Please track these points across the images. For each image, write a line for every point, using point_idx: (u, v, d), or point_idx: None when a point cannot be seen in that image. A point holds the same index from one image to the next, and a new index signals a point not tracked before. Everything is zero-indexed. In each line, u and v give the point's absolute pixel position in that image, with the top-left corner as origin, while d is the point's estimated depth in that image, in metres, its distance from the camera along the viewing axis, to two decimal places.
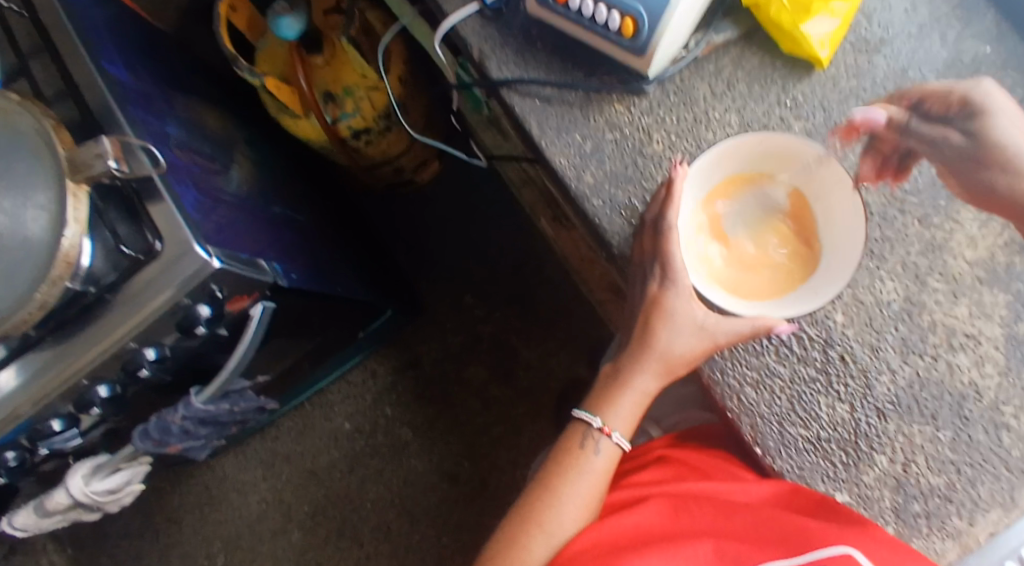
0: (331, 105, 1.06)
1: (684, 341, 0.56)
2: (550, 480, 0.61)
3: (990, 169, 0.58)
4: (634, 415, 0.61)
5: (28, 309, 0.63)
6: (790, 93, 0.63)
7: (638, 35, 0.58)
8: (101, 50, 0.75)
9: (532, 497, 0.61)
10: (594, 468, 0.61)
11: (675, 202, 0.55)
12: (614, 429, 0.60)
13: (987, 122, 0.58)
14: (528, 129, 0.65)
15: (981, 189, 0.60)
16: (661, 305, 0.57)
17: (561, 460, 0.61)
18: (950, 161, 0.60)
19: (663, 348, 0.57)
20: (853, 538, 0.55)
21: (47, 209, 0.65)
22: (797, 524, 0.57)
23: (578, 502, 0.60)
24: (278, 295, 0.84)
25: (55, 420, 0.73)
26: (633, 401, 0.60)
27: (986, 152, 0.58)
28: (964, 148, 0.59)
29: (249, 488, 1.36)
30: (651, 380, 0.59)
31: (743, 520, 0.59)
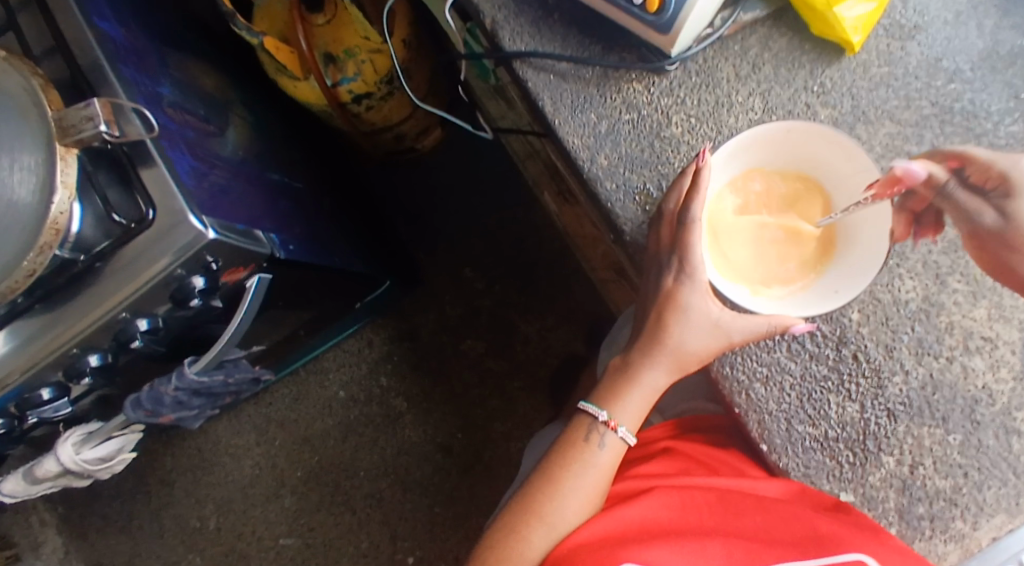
0: (331, 68, 1.02)
1: (697, 338, 0.55)
2: (552, 472, 0.59)
3: (1015, 252, 0.56)
4: (642, 411, 0.59)
5: (14, 278, 0.61)
6: (817, 78, 0.60)
7: (663, 12, 0.55)
8: (91, 4, 0.71)
9: (534, 488, 0.59)
10: (599, 462, 0.59)
11: (699, 194, 0.52)
12: (620, 424, 0.59)
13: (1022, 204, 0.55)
14: (541, 106, 0.63)
15: (997, 266, 0.57)
16: (676, 299, 0.55)
17: (565, 452, 0.60)
18: (978, 237, 0.57)
19: (677, 345, 0.56)
20: (866, 543, 0.54)
21: (34, 172, 0.61)
22: (811, 526, 0.56)
23: (581, 496, 0.59)
24: (275, 266, 0.82)
25: (44, 389, 0.71)
26: (641, 397, 0.58)
27: (1016, 236, 0.55)
28: (996, 228, 0.56)
29: (242, 453, 1.36)
30: (662, 378, 0.58)
31: (753, 519, 0.58)
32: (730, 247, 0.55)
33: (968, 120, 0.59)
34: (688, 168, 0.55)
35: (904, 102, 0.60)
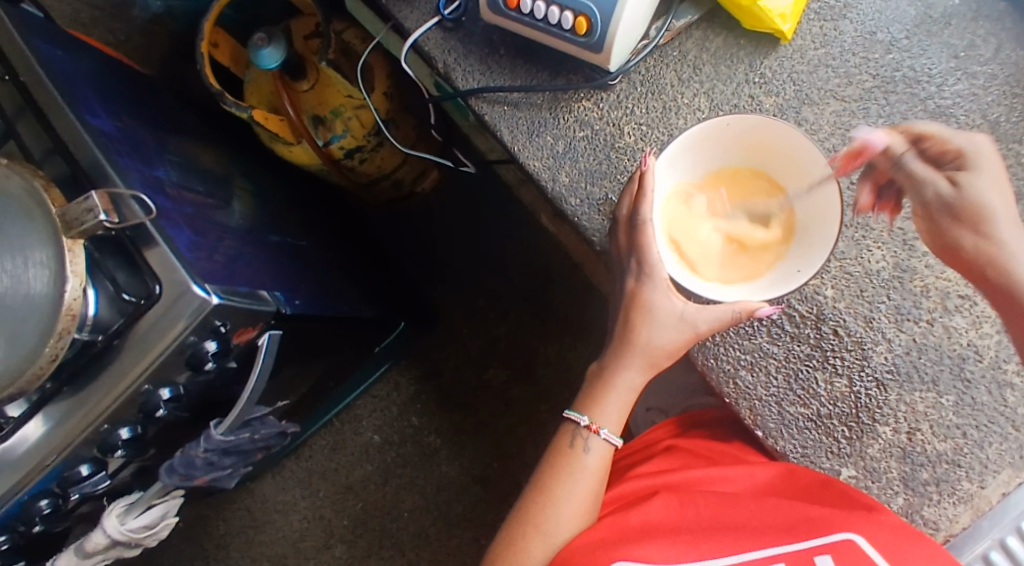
0: (321, 128, 1.08)
1: (663, 335, 0.58)
2: (544, 482, 0.62)
3: (964, 227, 0.54)
4: (622, 413, 0.62)
5: (39, 365, 0.66)
6: (757, 70, 0.63)
7: (592, 32, 0.58)
8: (85, 105, 0.77)
9: (528, 499, 0.62)
10: (587, 466, 0.62)
11: (647, 197, 0.56)
12: (601, 427, 0.62)
13: (975, 179, 0.54)
14: (500, 136, 0.66)
15: (946, 246, 0.55)
16: (639, 300, 0.58)
17: (555, 462, 0.63)
18: (929, 209, 0.55)
19: (647, 344, 0.59)
20: (858, 522, 0.55)
21: (47, 266, 0.67)
22: (802, 511, 0.58)
23: (574, 502, 0.61)
24: (283, 322, 0.86)
25: (83, 465, 0.75)
26: (619, 399, 0.61)
27: (964, 208, 0.54)
28: (949, 200, 0.54)
29: (289, 508, 1.39)
30: (637, 377, 0.60)
31: (748, 509, 0.59)
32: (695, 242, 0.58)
33: (912, 86, 0.61)
34: (636, 173, 0.58)
35: (844, 79, 0.62)
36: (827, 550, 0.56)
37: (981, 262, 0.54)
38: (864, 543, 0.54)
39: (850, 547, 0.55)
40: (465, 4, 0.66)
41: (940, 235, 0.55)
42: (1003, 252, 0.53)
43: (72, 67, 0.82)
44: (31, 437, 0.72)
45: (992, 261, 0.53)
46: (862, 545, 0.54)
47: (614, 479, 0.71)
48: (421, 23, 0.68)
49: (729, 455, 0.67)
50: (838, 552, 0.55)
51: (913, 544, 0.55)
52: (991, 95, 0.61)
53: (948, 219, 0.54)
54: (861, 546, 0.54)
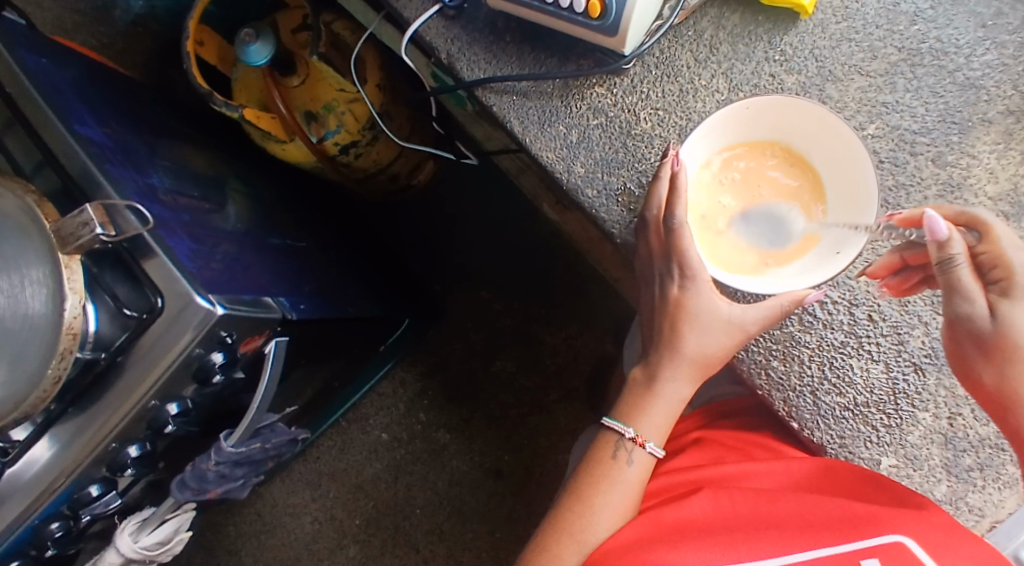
0: (314, 125, 1.04)
1: (713, 344, 0.57)
2: (581, 488, 0.61)
3: (990, 362, 0.54)
4: (667, 424, 0.61)
5: (42, 388, 0.63)
6: (777, 46, 0.60)
7: (606, 15, 0.55)
8: (73, 113, 0.74)
9: (565, 508, 0.61)
10: (628, 478, 0.61)
11: (681, 198, 0.55)
12: (647, 440, 0.60)
13: (1013, 310, 0.52)
14: (510, 128, 0.63)
15: (963, 371, 0.56)
16: (683, 307, 0.57)
17: (594, 469, 0.61)
18: (956, 331, 0.55)
19: (694, 353, 0.58)
20: (907, 523, 0.54)
21: (44, 284, 0.64)
22: (845, 509, 0.56)
23: (610, 511, 0.60)
24: (290, 328, 0.83)
25: (93, 486, 0.73)
26: (665, 408, 0.60)
27: (995, 343, 0.53)
28: (982, 331, 0.53)
29: (301, 510, 1.37)
30: (686, 387, 0.59)
31: (788, 505, 0.58)
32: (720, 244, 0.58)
33: (939, 58, 0.59)
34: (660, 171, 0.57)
35: (868, 53, 0.59)
36: (872, 552, 0.53)
37: (1004, 399, 0.54)
38: (912, 545, 0.53)
39: (898, 549, 0.53)
40: None
41: (966, 364, 0.56)
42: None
43: (56, 74, 0.78)
44: (41, 459, 0.70)
45: (1019, 400, 0.54)
46: (910, 547, 0.53)
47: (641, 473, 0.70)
48: (422, 12, 0.65)
49: (765, 450, 0.65)
50: (885, 554, 0.53)
51: (964, 546, 0.53)
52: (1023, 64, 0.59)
53: (977, 354, 0.54)
54: (909, 548, 0.53)
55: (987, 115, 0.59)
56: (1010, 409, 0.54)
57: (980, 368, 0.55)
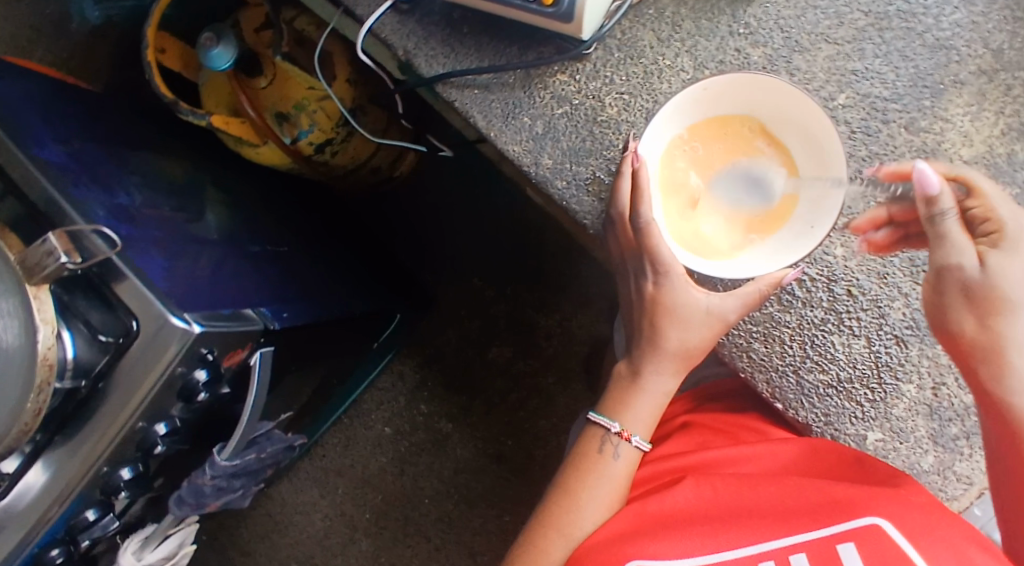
0: (286, 125, 1.01)
1: (693, 338, 0.58)
2: (568, 483, 0.61)
3: (972, 313, 0.53)
4: (652, 417, 0.61)
5: (24, 421, 0.63)
6: (741, 19, 0.59)
7: (559, 1, 0.54)
8: (33, 137, 0.72)
9: (551, 502, 0.61)
10: (614, 471, 0.61)
11: (645, 196, 0.55)
12: (633, 433, 0.61)
13: (1003, 263, 0.52)
14: (473, 123, 0.61)
15: (941, 322, 0.55)
16: (660, 304, 0.58)
17: (581, 464, 0.62)
18: (945, 280, 0.54)
19: (675, 347, 0.59)
20: (885, 505, 0.53)
21: (14, 315, 0.63)
22: (826, 493, 0.56)
23: (596, 504, 0.60)
24: (274, 338, 0.82)
25: (89, 511, 0.73)
26: (650, 402, 0.60)
27: (981, 293, 0.52)
28: (969, 281, 0.53)
29: (310, 508, 1.37)
30: (671, 380, 0.60)
31: (769, 491, 0.57)
32: (697, 231, 0.58)
33: (908, 20, 0.59)
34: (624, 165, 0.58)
35: (835, 20, 0.59)
36: (850, 537, 0.53)
37: (981, 353, 0.53)
38: (889, 528, 0.52)
39: (874, 532, 0.52)
40: None
41: (947, 313, 0.55)
42: (1005, 348, 0.53)
43: (11, 96, 0.77)
44: (35, 485, 0.69)
45: (996, 354, 0.53)
46: (887, 530, 0.52)
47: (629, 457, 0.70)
48: (374, 8, 0.63)
49: (752, 432, 0.64)
50: (861, 539, 0.53)
51: (942, 526, 0.53)
52: (991, 22, 0.59)
53: (960, 302, 0.53)
54: (886, 531, 0.52)
55: (959, 76, 0.59)
56: (985, 363, 0.53)
57: (960, 318, 0.54)
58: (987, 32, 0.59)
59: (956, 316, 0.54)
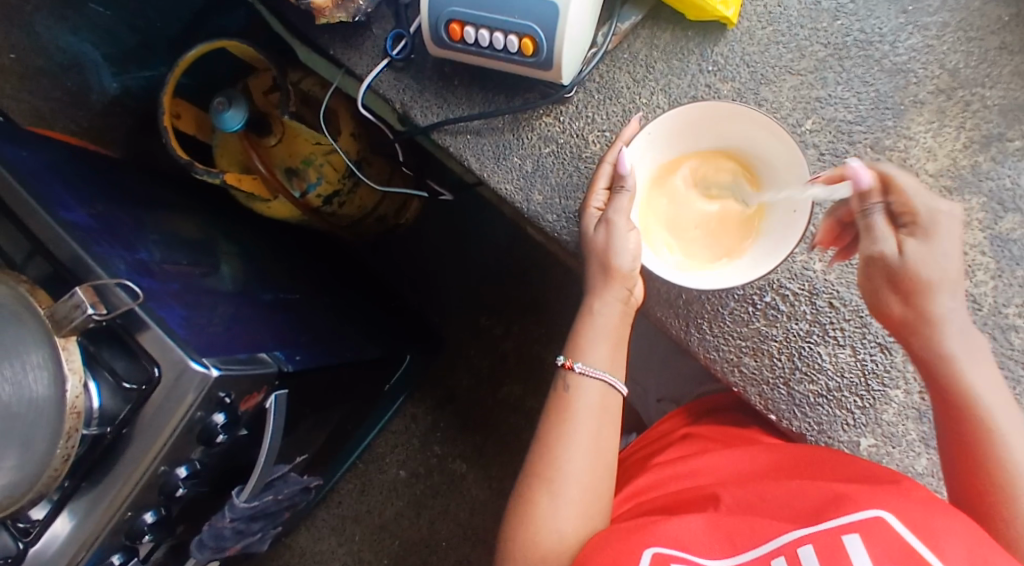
0: (296, 179, 1.07)
1: (627, 260, 0.62)
2: (525, 493, 0.64)
3: (898, 293, 0.59)
4: (595, 344, 0.65)
5: (53, 467, 0.66)
6: (710, 58, 0.66)
7: (539, 52, 0.60)
8: (58, 202, 0.77)
9: (527, 481, 0.64)
10: (578, 432, 0.64)
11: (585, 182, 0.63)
12: (575, 361, 0.65)
13: (920, 249, 0.58)
14: (468, 165, 0.68)
15: (874, 304, 0.61)
16: (594, 248, 0.63)
17: (534, 472, 0.64)
18: (873, 267, 0.60)
19: (621, 271, 0.62)
20: (887, 501, 0.56)
21: (45, 367, 0.67)
22: (829, 491, 0.58)
23: (572, 494, 0.63)
24: (287, 381, 0.85)
25: (114, 555, 0.75)
26: (594, 329, 0.65)
27: (904, 278, 0.58)
28: (891, 266, 0.58)
29: (329, 556, 1.38)
30: (620, 302, 0.64)
31: (777, 492, 0.61)
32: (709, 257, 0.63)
33: (866, 48, 0.65)
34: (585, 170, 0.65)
35: (797, 53, 0.66)
36: (854, 529, 0.54)
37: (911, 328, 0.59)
38: (892, 520, 0.54)
39: (878, 523, 0.54)
40: (411, 42, 0.68)
41: (878, 295, 0.61)
42: (930, 324, 0.58)
43: (38, 166, 0.82)
44: (60, 534, 0.71)
45: (927, 328, 0.58)
46: (890, 522, 0.54)
47: (636, 472, 0.74)
48: (372, 66, 0.69)
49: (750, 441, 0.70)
50: (867, 530, 0.54)
51: (943, 518, 0.54)
52: (947, 43, 0.65)
53: (888, 286, 0.59)
54: (889, 523, 0.54)
55: (918, 96, 0.65)
56: (916, 336, 0.59)
57: (889, 300, 0.60)
58: (941, 56, 0.65)
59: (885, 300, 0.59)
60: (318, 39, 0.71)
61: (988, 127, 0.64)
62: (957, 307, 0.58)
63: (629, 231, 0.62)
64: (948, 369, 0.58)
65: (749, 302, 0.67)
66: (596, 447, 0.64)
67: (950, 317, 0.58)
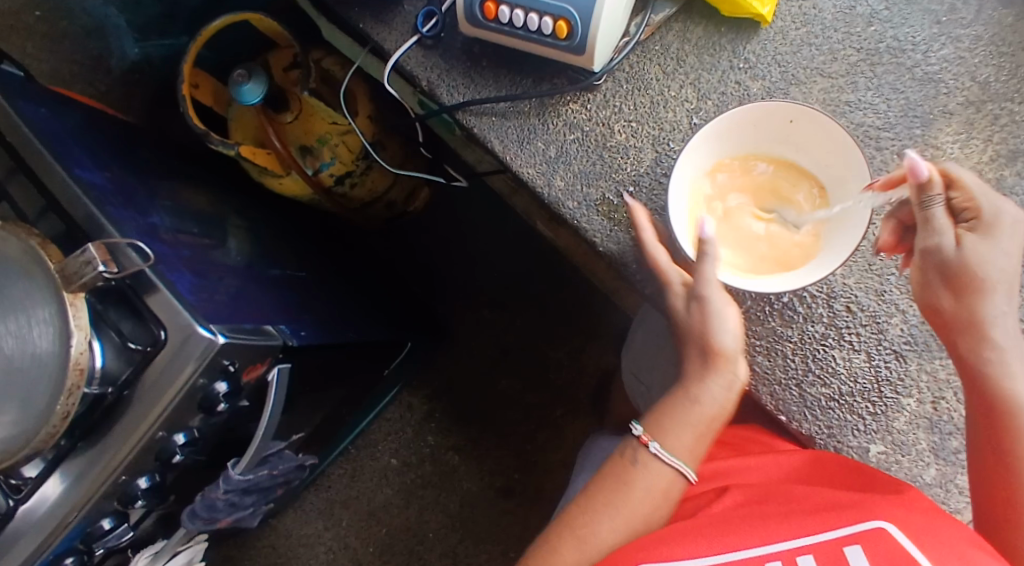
0: (310, 158, 1.07)
1: (729, 339, 0.61)
2: (551, 540, 0.63)
3: (950, 288, 0.59)
4: (682, 435, 0.63)
5: (52, 423, 0.65)
6: (741, 55, 0.67)
7: (573, 36, 0.61)
8: (75, 160, 0.77)
9: (559, 527, 0.64)
10: (629, 504, 0.63)
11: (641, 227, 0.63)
12: (652, 440, 0.64)
13: (979, 246, 0.58)
14: (491, 147, 0.68)
15: (922, 299, 0.61)
16: (689, 328, 0.62)
17: (567, 524, 0.63)
18: (926, 260, 0.60)
19: (723, 351, 0.61)
20: (890, 510, 0.56)
21: (51, 323, 0.66)
22: (834, 498, 0.59)
23: (597, 551, 0.62)
24: (292, 355, 0.85)
25: (105, 519, 0.73)
26: (683, 417, 0.63)
27: (961, 272, 0.58)
28: (947, 259, 0.59)
29: (314, 541, 1.37)
30: (720, 392, 0.62)
31: (780, 495, 0.61)
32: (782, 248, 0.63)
33: (897, 56, 0.66)
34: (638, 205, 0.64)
35: (829, 56, 0.67)
36: (855, 540, 0.55)
37: (961, 324, 0.60)
38: (895, 532, 0.54)
39: (882, 535, 0.54)
40: (441, 20, 0.68)
41: (928, 289, 0.61)
42: (979, 321, 0.59)
43: (55, 123, 0.81)
44: (51, 496, 0.70)
45: (977, 324, 0.59)
46: (893, 534, 0.54)
47: None
48: (401, 43, 0.70)
49: (758, 444, 0.70)
50: (867, 541, 0.55)
51: (945, 532, 0.55)
52: (978, 56, 0.66)
53: (940, 279, 0.59)
54: (893, 536, 0.54)
55: (947, 107, 0.66)
56: (963, 334, 0.60)
57: (939, 295, 0.60)
58: (971, 69, 0.66)
59: (937, 293, 0.60)
60: (348, 13, 0.71)
61: (1015, 140, 0.66)
62: (1007, 309, 0.59)
63: (726, 304, 0.61)
64: (997, 366, 0.59)
65: (765, 302, 0.67)
66: (642, 529, 0.63)
67: (997, 319, 0.59)
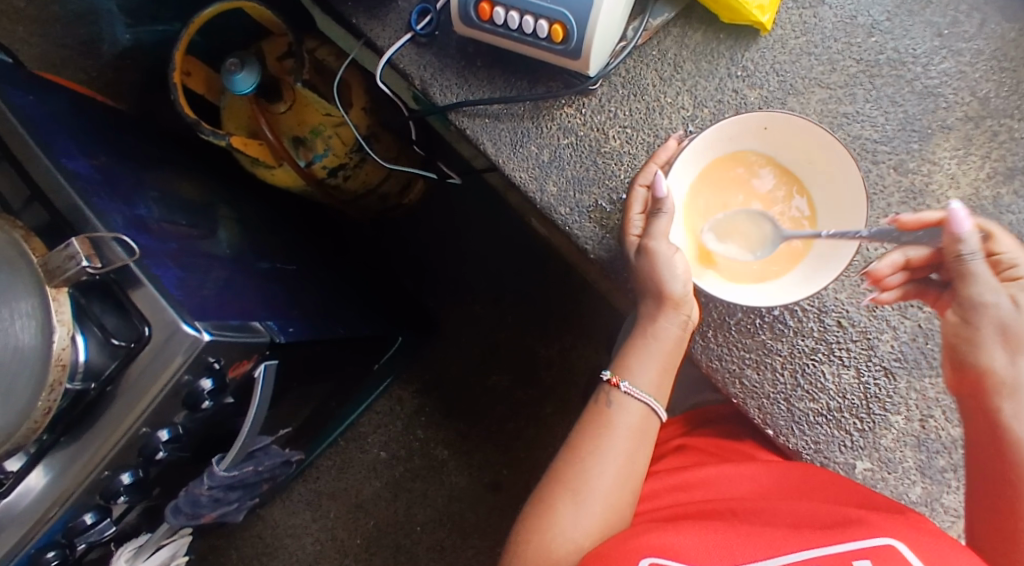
0: (302, 149, 1.05)
1: (678, 284, 0.61)
2: (546, 497, 0.62)
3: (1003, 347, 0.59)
4: (650, 371, 0.64)
5: (33, 419, 0.63)
6: (739, 63, 0.66)
7: (569, 39, 0.60)
8: (62, 149, 0.76)
9: (542, 490, 0.63)
10: (613, 449, 0.63)
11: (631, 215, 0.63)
12: (621, 380, 0.64)
13: None
14: (484, 149, 0.68)
15: (971, 357, 0.60)
16: (642, 276, 0.62)
17: (558, 478, 0.63)
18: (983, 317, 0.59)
19: (673, 296, 0.62)
20: (898, 528, 0.55)
21: (33, 317, 0.65)
22: (841, 513, 0.58)
23: (583, 521, 0.61)
24: (279, 352, 0.84)
25: (87, 514, 0.71)
26: (649, 355, 0.64)
27: (1013, 331, 0.58)
28: (1005, 317, 0.58)
29: (302, 531, 1.37)
30: (673, 328, 0.63)
31: (785, 510, 0.61)
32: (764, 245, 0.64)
33: (897, 68, 0.66)
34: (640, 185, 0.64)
35: (828, 66, 0.66)
36: (865, 555, 0.54)
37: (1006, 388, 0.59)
38: (904, 549, 0.54)
39: (891, 552, 0.54)
40: (436, 18, 0.67)
41: (979, 349, 0.59)
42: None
43: (42, 110, 0.80)
44: (35, 488, 0.68)
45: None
46: (901, 550, 0.54)
47: None
48: (394, 40, 0.69)
49: (744, 456, 0.70)
50: (878, 557, 0.54)
51: (954, 554, 0.54)
52: (979, 71, 0.65)
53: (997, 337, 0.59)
54: (901, 551, 0.54)
55: (946, 122, 0.65)
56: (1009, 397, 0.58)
57: (992, 354, 0.59)
58: (970, 84, 0.65)
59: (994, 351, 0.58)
60: (342, 7, 0.70)
61: (1011, 157, 0.65)
62: None
63: (674, 252, 0.61)
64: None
65: (756, 315, 0.67)
66: (626, 466, 0.63)
67: None
